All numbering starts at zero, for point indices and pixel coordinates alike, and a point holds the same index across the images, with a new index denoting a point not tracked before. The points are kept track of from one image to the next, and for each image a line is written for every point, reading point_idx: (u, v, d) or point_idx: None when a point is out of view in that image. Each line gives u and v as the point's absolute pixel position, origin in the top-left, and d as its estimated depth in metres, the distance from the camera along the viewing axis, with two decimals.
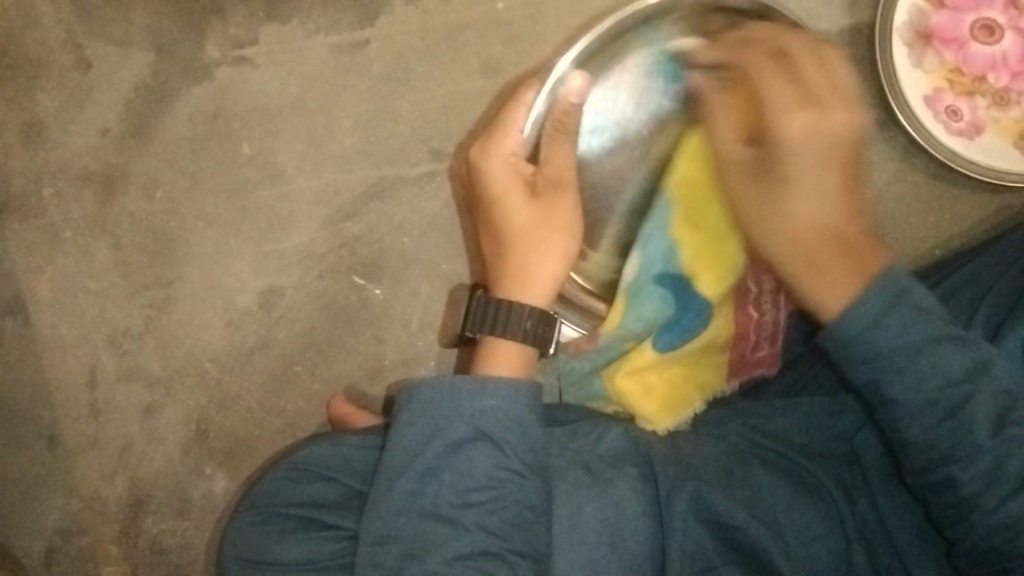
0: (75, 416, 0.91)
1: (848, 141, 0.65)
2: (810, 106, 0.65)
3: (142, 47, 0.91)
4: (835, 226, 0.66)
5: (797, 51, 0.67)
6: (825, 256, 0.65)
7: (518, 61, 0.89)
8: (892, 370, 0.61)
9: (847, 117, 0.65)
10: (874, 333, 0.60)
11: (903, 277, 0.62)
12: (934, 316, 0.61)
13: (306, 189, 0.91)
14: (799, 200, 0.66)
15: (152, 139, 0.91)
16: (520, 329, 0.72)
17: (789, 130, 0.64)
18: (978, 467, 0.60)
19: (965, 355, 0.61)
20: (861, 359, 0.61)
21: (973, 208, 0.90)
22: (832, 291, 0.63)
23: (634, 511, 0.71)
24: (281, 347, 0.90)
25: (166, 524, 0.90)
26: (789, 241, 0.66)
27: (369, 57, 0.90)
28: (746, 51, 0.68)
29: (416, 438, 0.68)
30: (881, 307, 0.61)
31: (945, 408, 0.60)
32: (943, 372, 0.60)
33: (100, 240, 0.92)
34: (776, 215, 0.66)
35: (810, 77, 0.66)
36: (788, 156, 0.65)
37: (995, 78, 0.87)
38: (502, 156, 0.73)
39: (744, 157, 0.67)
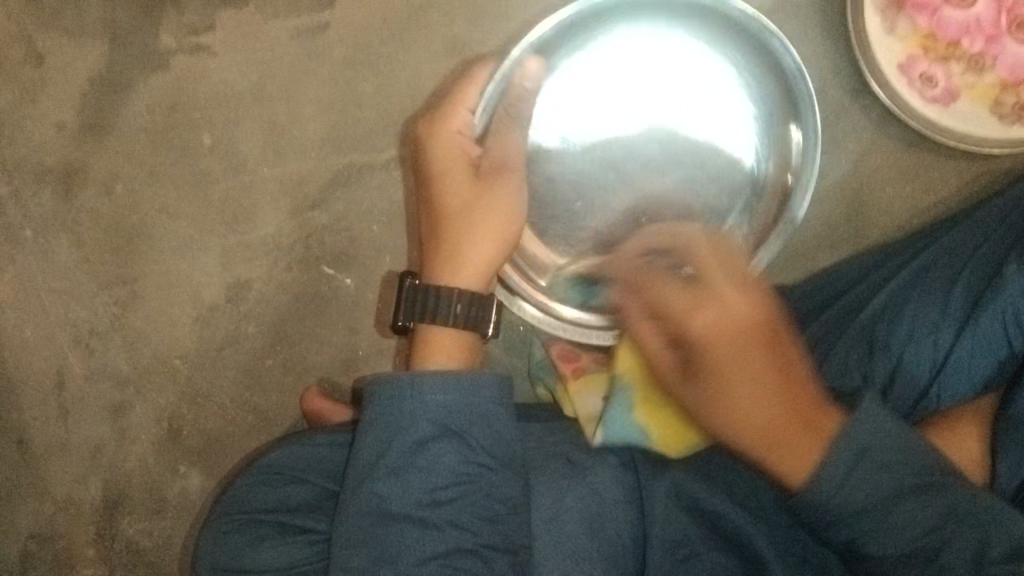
0: (44, 418, 0.89)
1: (759, 327, 0.59)
2: (701, 295, 0.60)
3: (95, 36, 0.88)
4: (782, 391, 0.58)
5: (708, 270, 0.61)
6: (793, 424, 0.57)
7: (485, 40, 0.86)
8: (873, 521, 0.55)
9: (744, 296, 0.60)
10: (838, 498, 0.55)
11: (864, 428, 0.56)
12: (886, 453, 0.56)
13: (271, 179, 0.89)
14: (739, 392, 0.58)
15: (109, 131, 0.89)
16: (452, 315, 0.71)
17: (696, 324, 0.59)
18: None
19: (932, 501, 0.55)
20: (829, 518, 0.56)
21: (949, 176, 0.88)
22: (794, 456, 0.57)
23: (614, 500, 0.71)
24: (251, 342, 0.88)
25: (142, 525, 0.89)
26: (731, 420, 0.59)
27: (331, 40, 0.88)
28: (654, 271, 0.65)
29: (382, 438, 0.67)
30: (845, 469, 0.55)
31: (926, 555, 0.54)
32: (916, 521, 0.55)
33: (61, 238, 0.89)
34: (728, 400, 0.59)
35: (710, 274, 0.61)
36: (709, 352, 0.59)
37: (970, 42, 0.85)
38: (450, 133, 0.72)
39: (682, 371, 0.62)
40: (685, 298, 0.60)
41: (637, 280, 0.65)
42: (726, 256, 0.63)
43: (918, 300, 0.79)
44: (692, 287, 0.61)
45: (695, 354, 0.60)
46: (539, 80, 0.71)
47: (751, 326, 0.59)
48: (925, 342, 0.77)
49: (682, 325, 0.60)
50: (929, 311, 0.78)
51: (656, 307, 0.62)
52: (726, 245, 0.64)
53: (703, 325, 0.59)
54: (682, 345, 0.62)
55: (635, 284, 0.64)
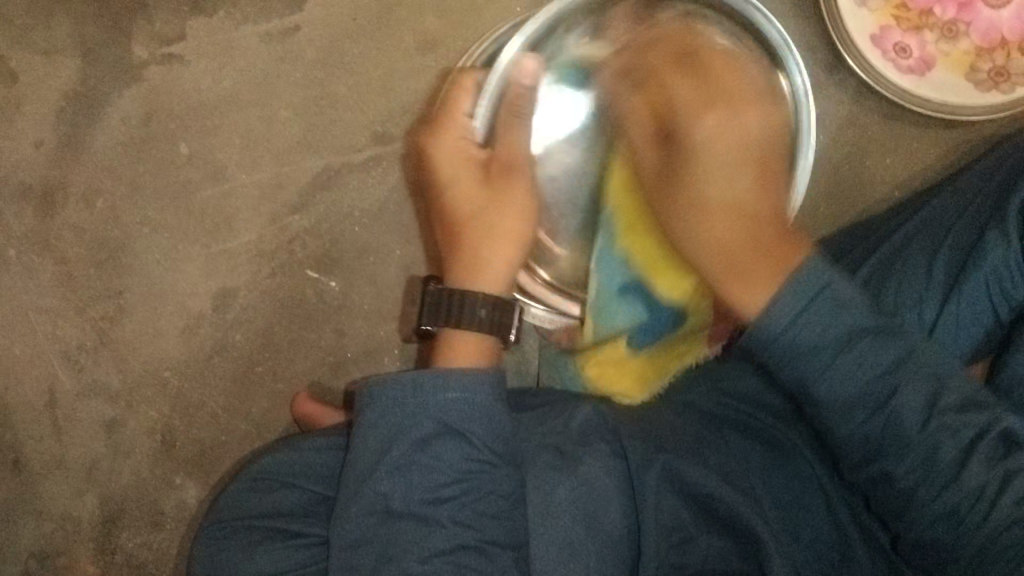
0: (38, 437, 0.90)
1: (757, 154, 0.69)
2: (726, 111, 0.69)
3: (66, 53, 0.88)
4: (755, 207, 0.69)
5: (709, 61, 0.71)
6: (754, 277, 0.66)
7: (456, 35, 0.87)
8: (819, 365, 0.62)
9: (762, 118, 0.69)
10: (795, 332, 0.62)
11: (824, 269, 0.63)
12: (843, 291, 0.62)
13: (250, 185, 0.89)
14: (705, 181, 0.69)
15: (86, 148, 0.89)
16: (476, 320, 0.71)
17: (704, 188, 0.69)
18: (919, 470, 0.62)
19: (888, 347, 0.63)
20: (787, 356, 0.62)
21: (929, 145, 0.88)
22: (749, 290, 0.66)
23: (608, 489, 0.70)
24: (240, 349, 0.88)
25: (141, 538, 0.89)
26: (701, 246, 0.70)
27: (302, 43, 0.88)
28: (664, 61, 0.72)
29: (382, 438, 0.67)
30: (798, 306, 0.62)
31: (879, 399, 0.62)
32: (863, 364, 0.62)
33: (44, 256, 0.89)
34: (696, 216, 0.69)
35: (719, 79, 0.70)
36: (699, 162, 0.69)
37: (942, 10, 0.85)
38: (453, 139, 0.72)
39: (661, 146, 0.71)
40: (682, 124, 0.69)
41: (660, 119, 0.71)
42: (730, 67, 0.71)
43: (902, 270, 0.78)
44: (694, 72, 0.70)
45: (681, 152, 0.69)
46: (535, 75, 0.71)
47: (762, 154, 0.70)
48: (910, 312, 0.77)
49: (686, 134, 0.69)
50: (914, 281, 0.77)
51: (659, 117, 0.71)
52: (736, 57, 0.72)
53: (720, 196, 0.68)
54: (658, 128, 0.71)
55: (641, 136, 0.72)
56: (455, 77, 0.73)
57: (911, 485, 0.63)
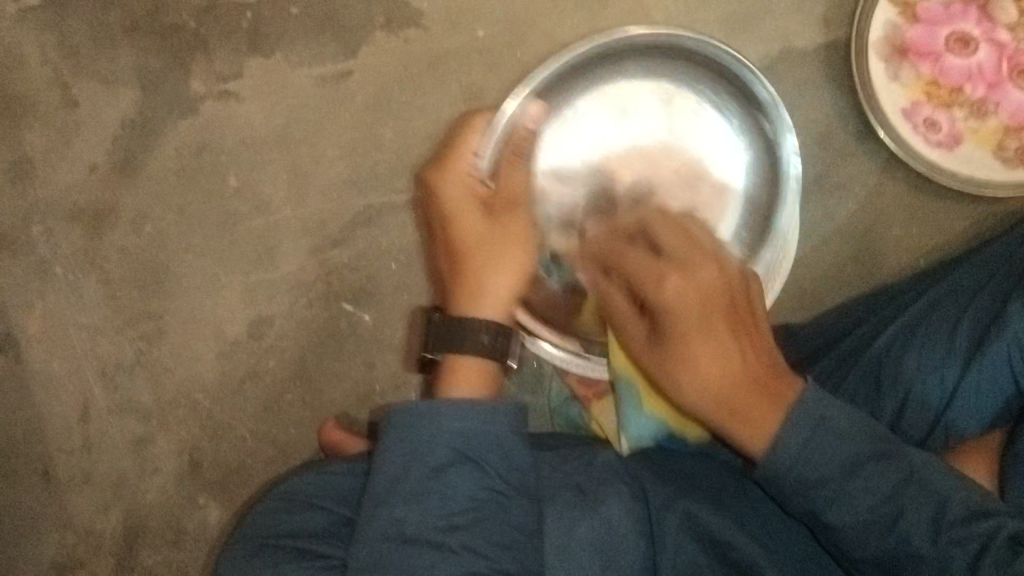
0: (68, 451, 0.91)
1: (723, 301, 0.67)
2: (682, 268, 0.67)
3: (128, 83, 0.92)
4: (746, 360, 0.65)
5: (660, 232, 0.70)
6: (756, 412, 0.62)
7: (500, 87, 0.91)
8: (823, 499, 0.59)
9: (717, 268, 0.67)
10: (796, 468, 0.59)
11: (817, 403, 0.60)
12: (839, 423, 0.60)
13: (293, 218, 0.92)
14: (696, 345, 0.66)
15: (138, 173, 0.92)
16: (477, 345, 0.72)
17: (666, 293, 0.66)
18: (873, 542, 0.57)
19: (890, 470, 0.59)
20: (789, 491, 0.60)
21: (954, 219, 0.90)
22: (760, 417, 0.62)
23: (626, 530, 0.70)
24: (271, 377, 0.91)
25: (161, 556, 0.90)
26: (694, 386, 0.66)
27: (353, 87, 0.91)
28: (614, 241, 0.74)
29: (399, 464, 0.68)
30: (804, 437, 0.59)
31: (885, 522, 0.57)
32: (873, 490, 0.58)
33: (90, 275, 0.92)
34: (683, 368, 0.66)
35: (693, 237, 0.70)
36: (675, 322, 0.66)
37: (972, 89, 0.88)
38: (458, 175, 0.75)
39: (648, 341, 0.70)
40: (654, 274, 0.67)
41: (609, 263, 0.73)
42: (690, 234, 0.70)
43: (924, 336, 0.79)
44: (650, 252, 0.70)
45: (663, 324, 0.67)
46: (537, 119, 0.78)
47: (731, 310, 0.67)
48: (931, 374, 0.77)
49: (655, 300, 0.67)
50: (936, 345, 0.78)
51: (671, 342, 0.67)
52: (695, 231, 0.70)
53: (674, 289, 0.66)
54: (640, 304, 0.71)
55: (608, 254, 0.73)
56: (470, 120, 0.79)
57: (841, 526, 0.58)
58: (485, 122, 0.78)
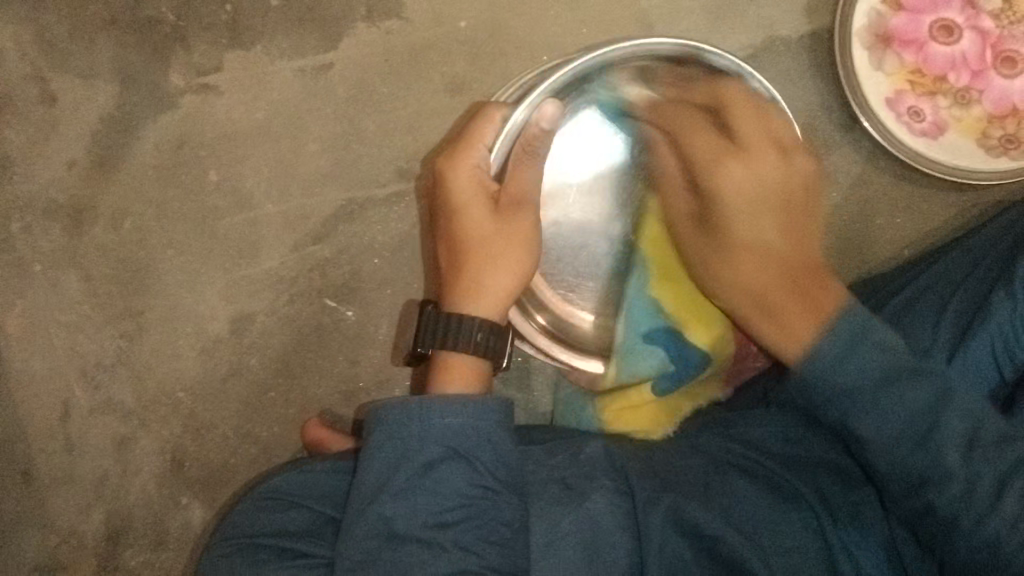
0: (49, 450, 0.91)
1: (777, 203, 0.75)
2: (742, 156, 0.74)
3: (106, 77, 0.91)
4: (793, 247, 0.74)
5: (732, 98, 0.75)
6: (791, 313, 0.71)
7: (483, 79, 0.90)
8: (859, 406, 0.64)
9: (778, 163, 0.75)
10: (836, 371, 0.64)
11: (861, 319, 0.66)
12: (880, 335, 0.65)
13: (275, 213, 0.91)
14: (742, 233, 0.74)
15: (117, 168, 0.91)
16: (471, 343, 0.72)
17: (721, 171, 0.74)
18: (906, 451, 0.62)
19: (922, 386, 0.63)
20: (829, 395, 0.65)
21: (939, 208, 0.90)
22: (799, 328, 0.70)
23: (610, 525, 0.70)
24: (255, 374, 0.90)
25: (145, 555, 0.90)
26: (736, 281, 0.75)
27: (334, 80, 0.90)
28: (700, 130, 0.75)
29: (389, 460, 0.68)
30: (844, 350, 0.64)
31: (919, 434, 0.62)
32: (908, 402, 0.63)
33: (70, 273, 0.91)
34: (736, 252, 0.74)
35: (736, 122, 0.75)
36: (719, 238, 0.75)
37: (956, 77, 0.88)
38: (468, 167, 0.73)
39: (694, 224, 0.77)
40: (711, 154, 0.74)
41: (670, 125, 0.76)
42: (760, 107, 0.75)
43: (908, 328, 0.78)
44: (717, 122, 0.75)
45: (719, 220, 0.75)
46: (554, 120, 0.72)
47: (780, 194, 0.75)
48: None
49: (714, 182, 0.74)
50: (920, 337, 0.78)
51: (720, 212, 0.75)
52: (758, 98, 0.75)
53: (731, 185, 0.74)
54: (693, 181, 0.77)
55: (670, 126, 0.76)
56: (484, 108, 0.75)
57: (873, 440, 0.63)
58: (501, 116, 0.74)
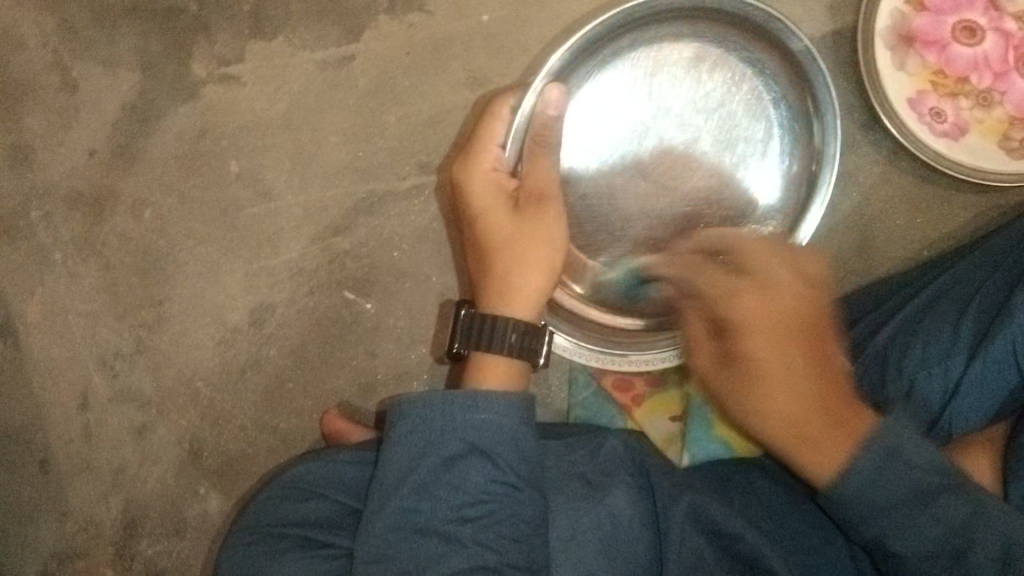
0: (68, 439, 0.91)
1: (804, 314, 0.67)
2: (759, 287, 0.67)
3: (128, 66, 0.91)
4: (825, 383, 0.65)
5: (751, 270, 0.68)
6: (822, 433, 0.63)
7: (505, 74, 0.90)
8: (888, 524, 0.60)
9: (798, 285, 0.67)
10: (874, 488, 0.60)
11: (891, 428, 0.61)
12: (910, 450, 0.60)
13: (296, 205, 0.91)
14: (776, 394, 0.65)
15: (138, 158, 0.91)
16: (505, 345, 0.73)
17: (742, 306, 0.67)
18: (936, 573, 0.60)
19: (953, 499, 0.59)
20: (863, 516, 0.61)
21: (960, 209, 0.90)
22: (829, 455, 0.62)
23: (631, 522, 0.70)
24: (273, 365, 0.90)
25: (161, 545, 0.90)
26: (773, 420, 0.65)
27: (356, 72, 0.90)
28: (707, 267, 0.71)
29: (411, 453, 0.67)
30: (876, 463, 0.60)
31: (952, 552, 0.59)
32: (941, 521, 0.59)
33: (89, 261, 0.91)
34: (764, 402, 0.65)
35: (736, 288, 0.67)
36: (753, 342, 0.66)
37: (978, 78, 0.88)
38: (485, 171, 0.74)
39: (718, 363, 0.69)
40: (727, 289, 0.68)
41: (691, 279, 0.71)
42: (775, 259, 0.69)
43: (927, 330, 0.79)
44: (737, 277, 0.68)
45: (739, 343, 0.67)
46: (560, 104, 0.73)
47: (801, 321, 0.67)
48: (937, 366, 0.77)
49: (736, 323, 0.67)
50: (939, 337, 0.78)
51: (750, 371, 0.66)
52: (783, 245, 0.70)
53: (774, 307, 0.66)
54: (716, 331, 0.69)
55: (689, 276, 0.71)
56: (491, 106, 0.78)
57: (907, 554, 0.60)
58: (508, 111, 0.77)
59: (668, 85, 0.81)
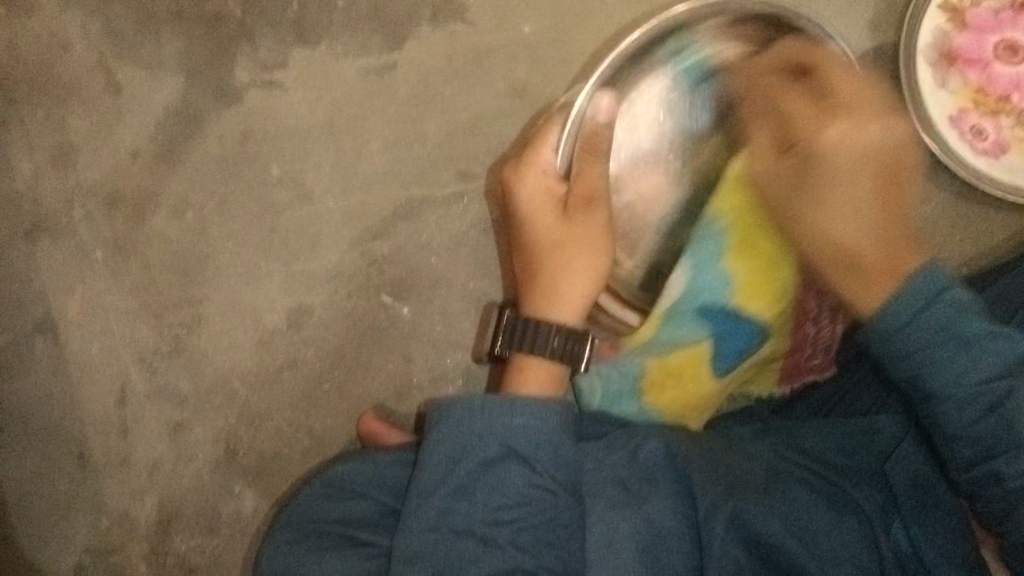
0: (104, 435, 0.92)
1: (877, 158, 0.67)
2: (846, 118, 0.68)
3: (174, 70, 0.93)
4: (881, 232, 0.67)
5: (839, 89, 0.70)
6: (875, 270, 0.65)
7: (544, 84, 0.91)
8: (921, 363, 0.62)
9: (880, 126, 0.68)
10: (908, 333, 0.62)
11: (941, 274, 0.62)
12: (960, 300, 0.62)
13: (335, 209, 0.92)
14: (833, 217, 0.67)
15: (182, 159, 0.92)
16: (549, 348, 0.75)
17: (825, 133, 0.67)
18: (984, 426, 0.61)
19: (1004, 347, 0.62)
20: (893, 353, 0.63)
21: (995, 228, 0.90)
22: (866, 293, 0.65)
23: (672, 531, 0.68)
24: (310, 366, 0.91)
25: (194, 543, 0.91)
26: (823, 241, 0.68)
27: (398, 80, 0.91)
28: (772, 80, 0.74)
29: (449, 456, 0.68)
30: (917, 307, 0.61)
31: (992, 403, 0.61)
32: (973, 370, 0.61)
33: (130, 260, 0.92)
34: (817, 215, 0.68)
35: (834, 87, 0.70)
36: (824, 160, 0.67)
37: (1019, 98, 0.88)
38: (536, 175, 0.75)
39: (781, 164, 0.70)
40: (787, 118, 0.70)
41: (760, 90, 0.74)
42: (864, 94, 0.70)
43: None
44: (804, 90, 0.71)
45: (811, 161, 0.68)
46: (610, 113, 0.74)
47: (881, 160, 0.67)
48: None
49: (812, 141, 0.68)
50: None
51: (865, 209, 0.67)
52: (873, 109, 0.69)
53: (844, 142, 0.67)
54: (865, 216, 0.67)
55: (767, 88, 0.74)
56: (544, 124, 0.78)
57: (942, 394, 0.62)
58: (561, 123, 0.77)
59: (712, 89, 0.82)
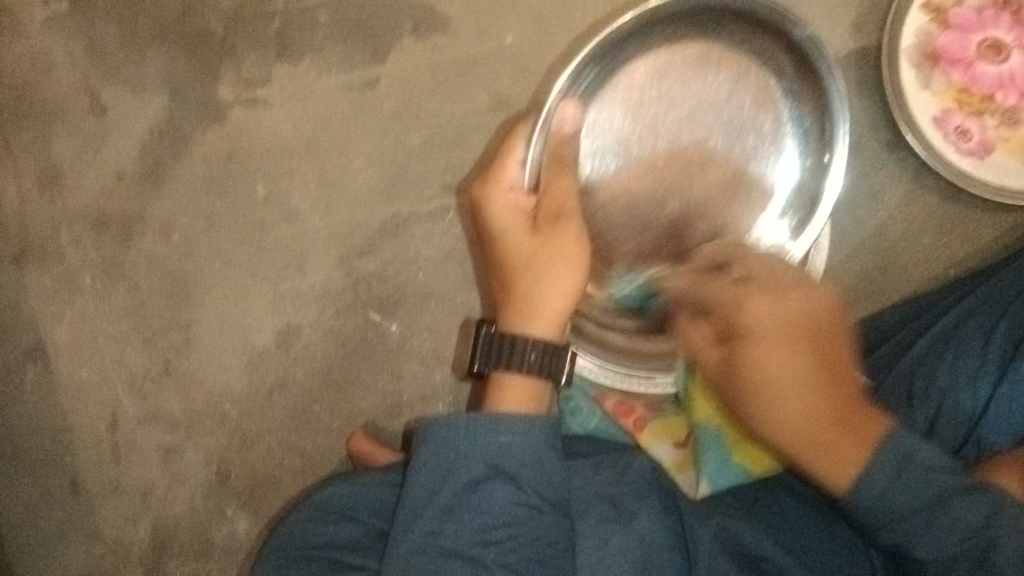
0: (96, 460, 0.92)
1: (811, 324, 0.68)
2: (768, 293, 0.68)
3: (156, 91, 0.92)
4: (833, 408, 0.67)
5: (745, 264, 0.72)
6: (836, 443, 0.66)
7: (527, 95, 0.90)
8: (911, 527, 0.65)
9: (805, 295, 0.69)
10: (887, 497, 0.64)
11: (907, 439, 0.65)
12: (926, 459, 0.65)
13: (321, 227, 0.91)
14: (774, 399, 0.67)
15: (167, 181, 0.92)
16: (525, 363, 0.73)
17: (747, 316, 0.68)
18: (966, 565, 0.64)
19: (978, 503, 0.64)
20: (882, 522, 0.65)
21: (983, 228, 0.90)
22: (844, 456, 0.66)
23: (661, 545, 0.69)
24: (300, 385, 0.91)
25: (190, 566, 0.91)
26: (774, 417, 0.68)
27: (380, 95, 0.91)
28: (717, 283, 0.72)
29: (435, 476, 0.68)
30: (891, 473, 0.65)
31: (974, 554, 0.64)
32: (959, 522, 0.64)
33: (118, 284, 0.92)
34: (790, 402, 0.67)
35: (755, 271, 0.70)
36: (756, 345, 0.67)
37: (1004, 96, 0.87)
38: (502, 192, 0.74)
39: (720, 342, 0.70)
40: (733, 299, 0.69)
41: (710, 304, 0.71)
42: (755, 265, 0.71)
43: (956, 346, 0.79)
44: (739, 285, 0.70)
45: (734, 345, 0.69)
46: (574, 122, 0.76)
47: (813, 329, 0.68)
48: (966, 390, 0.78)
49: (734, 314, 0.69)
50: (966, 357, 0.78)
51: (801, 376, 0.67)
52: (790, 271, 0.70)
53: (761, 312, 0.68)
54: (782, 394, 0.67)
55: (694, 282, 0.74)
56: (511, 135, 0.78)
57: (931, 559, 0.65)
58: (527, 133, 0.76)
59: (673, 89, 0.81)
